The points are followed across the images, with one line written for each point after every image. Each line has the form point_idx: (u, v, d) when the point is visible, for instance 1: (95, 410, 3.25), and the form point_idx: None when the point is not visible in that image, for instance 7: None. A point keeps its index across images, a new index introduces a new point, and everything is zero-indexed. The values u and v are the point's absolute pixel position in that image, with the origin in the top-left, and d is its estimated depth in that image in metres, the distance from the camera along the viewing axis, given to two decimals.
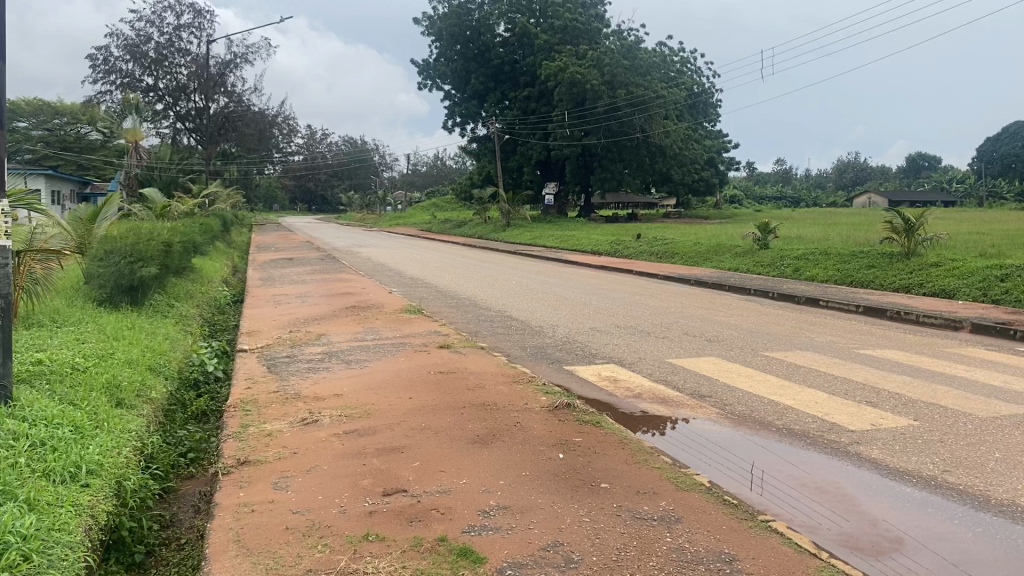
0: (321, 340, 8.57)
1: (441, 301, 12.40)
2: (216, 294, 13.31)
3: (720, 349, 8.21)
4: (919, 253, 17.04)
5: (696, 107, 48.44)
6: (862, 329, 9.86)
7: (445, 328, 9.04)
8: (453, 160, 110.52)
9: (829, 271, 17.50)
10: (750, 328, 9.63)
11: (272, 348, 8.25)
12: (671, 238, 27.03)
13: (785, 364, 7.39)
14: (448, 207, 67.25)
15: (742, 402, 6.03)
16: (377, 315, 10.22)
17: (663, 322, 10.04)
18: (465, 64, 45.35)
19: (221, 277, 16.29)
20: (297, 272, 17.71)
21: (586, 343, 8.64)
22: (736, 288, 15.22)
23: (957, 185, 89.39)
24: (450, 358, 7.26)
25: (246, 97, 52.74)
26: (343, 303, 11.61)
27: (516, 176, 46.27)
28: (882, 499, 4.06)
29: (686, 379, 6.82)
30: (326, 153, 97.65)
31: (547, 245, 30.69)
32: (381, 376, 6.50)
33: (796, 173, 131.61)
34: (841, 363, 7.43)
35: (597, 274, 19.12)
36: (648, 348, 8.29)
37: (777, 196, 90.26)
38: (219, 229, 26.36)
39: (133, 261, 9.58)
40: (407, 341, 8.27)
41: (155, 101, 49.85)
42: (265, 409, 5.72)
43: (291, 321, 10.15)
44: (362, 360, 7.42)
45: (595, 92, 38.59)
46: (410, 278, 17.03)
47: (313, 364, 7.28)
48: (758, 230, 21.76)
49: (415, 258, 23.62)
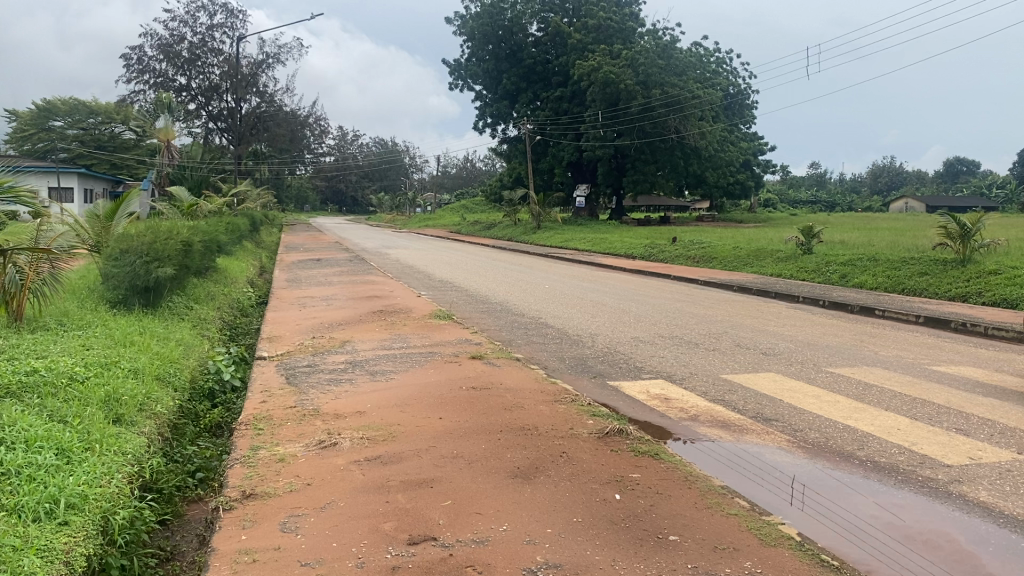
0: (344, 348, 7.96)
1: (472, 307, 11.75)
2: (239, 296, 12.85)
3: (779, 365, 7.49)
4: (975, 260, 16.17)
5: (730, 108, 47.91)
6: (927, 342, 9.10)
7: (478, 337, 8.39)
8: (483, 160, 109.81)
9: (879, 277, 16.68)
10: (808, 340, 8.91)
11: (292, 357, 7.64)
12: (708, 242, 26.19)
13: (854, 383, 6.69)
14: (478, 208, 66.79)
15: (815, 429, 5.34)
16: (405, 321, 9.61)
17: (712, 333, 9.32)
18: (496, 64, 44.84)
19: (245, 277, 15.81)
20: (324, 274, 17.18)
21: (632, 356, 7.93)
22: (782, 294, 14.46)
23: (998, 190, 86.93)
24: (485, 371, 6.61)
25: (277, 97, 52.71)
26: (369, 307, 11.01)
27: (548, 178, 45.51)
28: (1008, 559, 3.37)
29: (747, 400, 6.12)
30: (357, 155, 97.64)
31: (580, 248, 30.00)
32: (409, 392, 5.87)
33: (831, 177, 129.40)
34: (915, 382, 6.72)
35: (634, 279, 18.40)
36: (700, 362, 7.59)
37: (812, 201, 88.55)
38: (248, 230, 26.03)
39: (149, 261, 9.09)
40: (438, 350, 7.66)
41: (187, 100, 49.90)
42: (278, 429, 5.12)
43: (315, 326, 9.58)
44: (388, 371, 6.81)
45: (628, 92, 37.87)
46: (441, 280, 16.41)
47: (335, 377, 6.67)
48: (802, 234, 20.96)
49: (446, 260, 23.06)
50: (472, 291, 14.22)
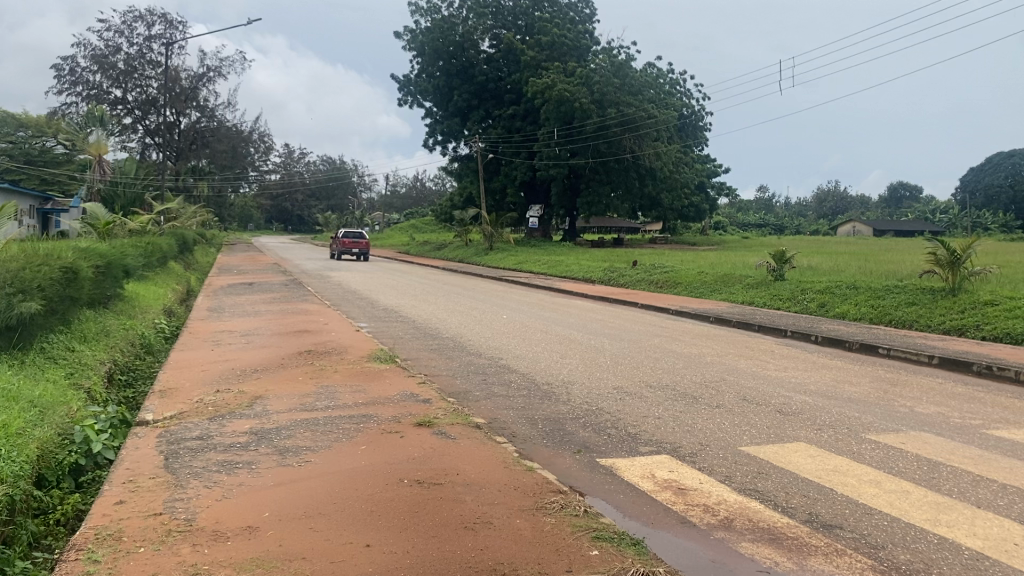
0: (253, 408, 6.19)
1: (419, 343, 10.10)
2: (146, 329, 11.00)
3: (806, 430, 5.97)
4: (967, 288, 15.00)
5: (683, 129, 47.19)
6: (956, 392, 7.74)
7: (423, 390, 6.72)
8: (434, 181, 107.74)
9: (862, 307, 15.48)
10: (826, 392, 7.46)
11: (181, 423, 5.86)
12: (670, 265, 24.84)
13: (911, 460, 5.17)
14: (428, 228, 65.00)
15: (903, 545, 3.77)
16: (337, 365, 7.90)
17: (705, 382, 7.81)
18: (447, 80, 43.06)
19: (161, 306, 13.91)
20: (254, 301, 15.33)
21: (620, 416, 6.36)
22: (765, 327, 13.11)
23: (941, 215, 88.14)
24: (436, 448, 4.92)
25: (218, 112, 50.63)
26: (297, 346, 9.27)
27: (499, 198, 43.76)
28: None
29: (788, 492, 4.55)
30: (304, 172, 94.88)
31: (535, 271, 28.51)
32: (323, 492, 4.14)
33: (778, 201, 130.61)
34: (989, 457, 5.23)
35: (600, 307, 16.92)
36: (707, 427, 6.05)
37: (760, 224, 88.99)
38: (174, 253, 23.87)
39: (12, 293, 7.19)
40: (375, 411, 5.96)
41: (123, 114, 47.22)
42: (120, 565, 3.33)
43: (224, 372, 7.82)
44: (302, 447, 5.08)
45: (584, 110, 36.73)
46: (387, 309, 14.67)
47: (230, 458, 4.90)
48: (773, 258, 19.79)
49: (392, 285, 21.31)
50: (421, 322, 12.54)
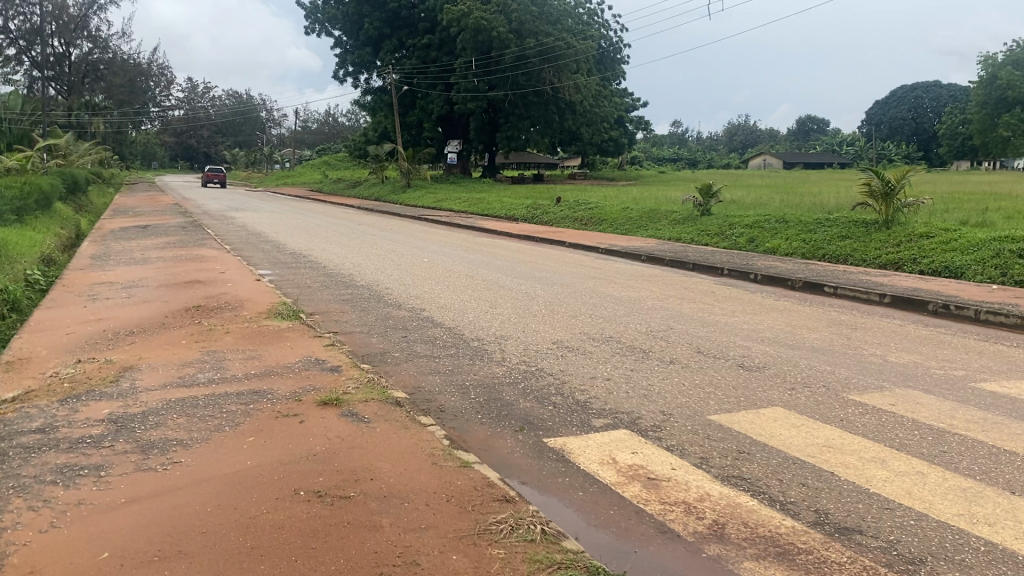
0: (119, 385, 5.02)
1: (329, 293, 8.96)
2: (10, 281, 9.49)
3: (778, 391, 5.15)
4: (899, 220, 14.56)
5: (603, 61, 46.05)
6: (921, 337, 7.08)
7: (330, 355, 5.65)
8: (347, 116, 104.06)
9: (794, 241, 14.92)
10: (792, 342, 6.69)
11: (22, 410, 4.61)
12: (593, 201, 24.00)
13: (912, 429, 4.37)
14: (341, 166, 62.66)
15: (947, 558, 2.96)
16: (229, 323, 6.75)
17: (653, 332, 6.96)
18: (357, 7, 40.59)
19: (36, 254, 12.30)
20: (145, 246, 13.76)
21: (565, 379, 5.42)
22: (700, 265, 12.35)
23: (848, 147, 89.99)
24: (345, 436, 3.91)
25: (112, 42, 46.95)
26: (186, 300, 8.04)
27: (415, 132, 41.97)
28: None
29: (782, 481, 3.69)
30: (208, 108, 90.10)
31: (454, 209, 27.30)
32: (187, 515, 3.07)
33: (691, 136, 131.37)
34: (995, 421, 4.50)
35: (526, 247, 15.96)
36: (667, 391, 5.16)
37: (675, 157, 89.22)
38: (59, 194, 21.66)
39: None
40: (272, 385, 4.87)
41: (4, 44, 43.08)
42: None
43: (94, 336, 6.55)
44: (175, 440, 3.98)
45: (501, 39, 35.24)
46: (294, 254, 13.35)
47: (74, 463, 3.75)
48: (700, 192, 19.08)
49: (300, 226, 19.90)
50: (331, 267, 11.36)
